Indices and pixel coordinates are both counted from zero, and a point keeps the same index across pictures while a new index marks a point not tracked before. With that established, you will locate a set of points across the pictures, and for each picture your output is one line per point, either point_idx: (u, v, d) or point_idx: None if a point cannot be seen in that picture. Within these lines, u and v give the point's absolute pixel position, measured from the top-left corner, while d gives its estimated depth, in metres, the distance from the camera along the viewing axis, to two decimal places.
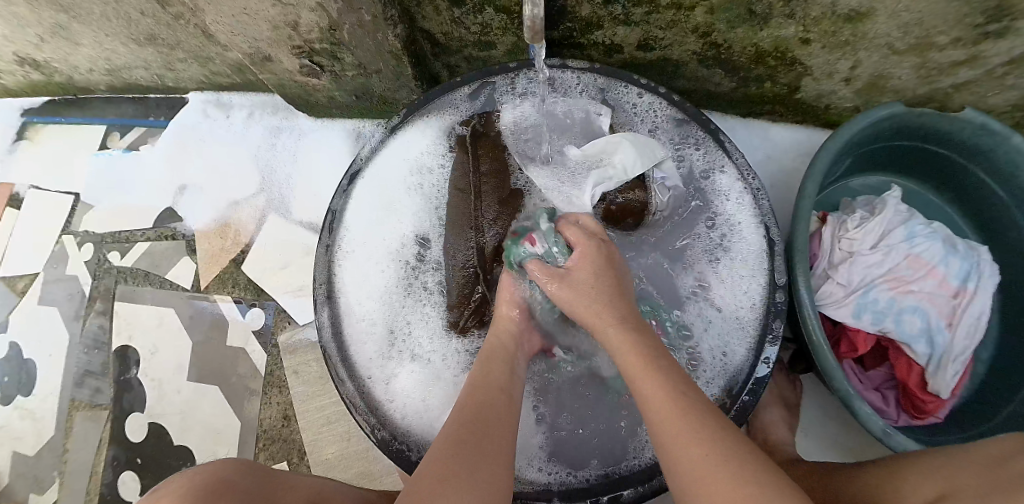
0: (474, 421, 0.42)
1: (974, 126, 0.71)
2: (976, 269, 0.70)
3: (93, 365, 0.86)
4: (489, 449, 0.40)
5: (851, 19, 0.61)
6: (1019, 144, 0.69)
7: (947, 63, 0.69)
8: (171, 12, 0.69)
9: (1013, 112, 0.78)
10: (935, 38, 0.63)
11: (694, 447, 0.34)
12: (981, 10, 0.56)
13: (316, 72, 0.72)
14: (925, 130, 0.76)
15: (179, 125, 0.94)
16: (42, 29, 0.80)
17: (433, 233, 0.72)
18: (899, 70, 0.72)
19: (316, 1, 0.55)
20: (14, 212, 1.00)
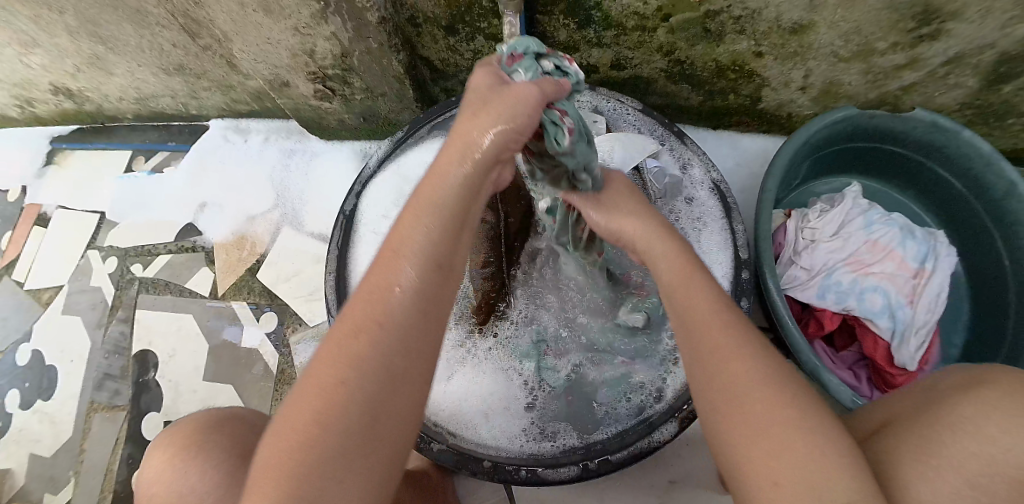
0: (343, 379, 0.30)
1: (926, 123, 0.82)
2: (933, 253, 0.77)
3: (113, 369, 0.92)
4: (369, 435, 0.30)
5: (796, 32, 0.72)
6: (967, 137, 0.80)
7: (891, 67, 0.81)
8: (200, 44, 0.79)
9: (962, 110, 0.90)
10: (875, 44, 0.74)
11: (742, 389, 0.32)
12: (911, 15, 0.68)
13: (328, 96, 0.81)
14: (881, 129, 0.88)
15: (201, 149, 1.03)
16: (81, 59, 0.90)
17: None
18: (848, 76, 0.83)
19: (330, 31, 0.64)
20: (41, 230, 1.07)
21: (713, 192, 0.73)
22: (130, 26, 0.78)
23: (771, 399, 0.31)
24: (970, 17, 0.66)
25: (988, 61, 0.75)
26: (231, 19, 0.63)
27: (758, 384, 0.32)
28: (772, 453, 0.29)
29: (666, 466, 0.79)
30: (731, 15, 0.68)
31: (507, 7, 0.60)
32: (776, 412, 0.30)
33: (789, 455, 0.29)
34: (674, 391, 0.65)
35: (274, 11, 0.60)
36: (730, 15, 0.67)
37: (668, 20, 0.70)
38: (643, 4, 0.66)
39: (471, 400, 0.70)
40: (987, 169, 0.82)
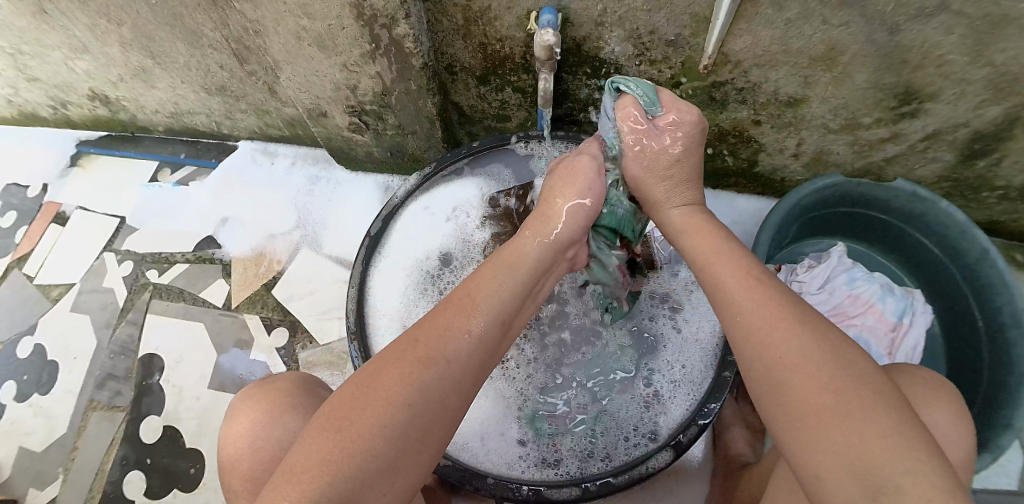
0: (399, 395, 0.34)
1: (907, 193, 0.94)
2: (909, 310, 0.91)
3: (117, 370, 0.93)
4: (409, 449, 0.33)
5: (791, 104, 0.84)
6: (944, 208, 0.91)
7: (875, 140, 0.90)
8: (246, 69, 0.86)
9: (941, 182, 1.01)
10: (861, 118, 0.85)
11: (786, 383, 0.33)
12: (894, 96, 0.78)
13: (361, 129, 0.88)
14: (867, 198, 1.00)
15: (228, 166, 1.08)
16: (127, 70, 0.96)
17: (458, 253, 0.83)
18: (837, 147, 0.93)
19: (375, 70, 0.73)
20: (57, 228, 1.10)
21: None
22: (183, 45, 0.85)
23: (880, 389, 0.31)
24: (946, 99, 0.76)
25: (963, 140, 0.85)
26: (285, 51, 0.73)
27: (805, 369, 0.33)
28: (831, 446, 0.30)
29: (656, 502, 0.82)
30: (734, 87, 0.81)
31: (542, 67, 0.68)
32: (823, 398, 0.32)
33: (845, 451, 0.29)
34: (668, 432, 0.69)
35: (329, 47, 0.70)
36: (733, 86, 0.80)
37: (678, 87, 0.82)
38: (657, 72, 0.79)
39: (473, 419, 0.72)
40: (962, 239, 0.93)
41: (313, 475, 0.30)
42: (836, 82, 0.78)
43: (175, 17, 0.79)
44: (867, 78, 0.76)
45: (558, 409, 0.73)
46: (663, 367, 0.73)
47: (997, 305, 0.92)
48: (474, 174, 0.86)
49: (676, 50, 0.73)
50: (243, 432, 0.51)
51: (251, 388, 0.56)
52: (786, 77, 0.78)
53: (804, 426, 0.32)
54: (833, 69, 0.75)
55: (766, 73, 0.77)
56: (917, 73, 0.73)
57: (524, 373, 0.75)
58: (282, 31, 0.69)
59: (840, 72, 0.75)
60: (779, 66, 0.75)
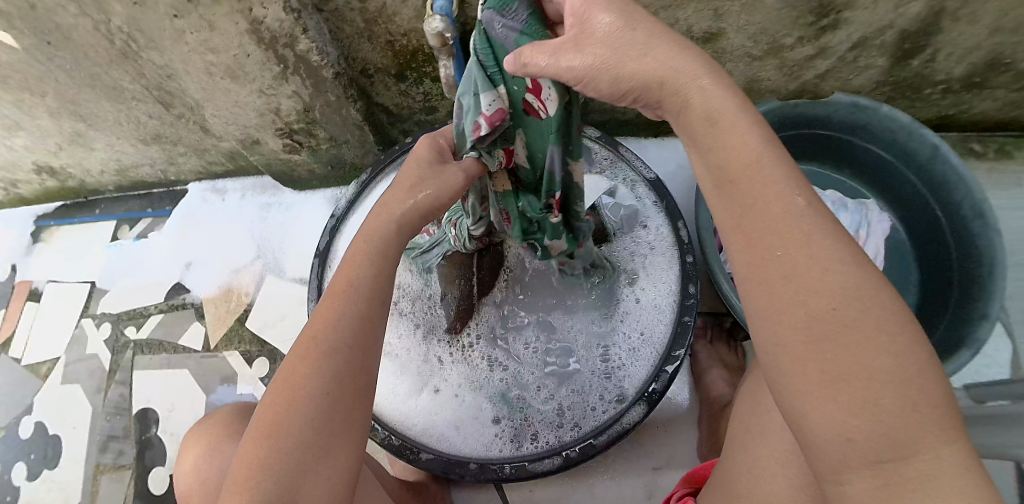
0: (299, 393, 0.38)
1: (846, 104, 0.94)
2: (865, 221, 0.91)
3: (116, 430, 0.95)
4: (336, 430, 0.38)
5: (709, 40, 0.85)
6: (885, 113, 0.92)
7: (802, 59, 0.91)
8: (174, 113, 0.87)
9: (879, 88, 1.02)
10: (783, 40, 0.86)
11: (828, 316, 0.26)
12: (810, 11, 0.79)
13: (296, 149, 0.89)
14: (809, 118, 1.00)
15: (182, 212, 1.09)
16: (63, 138, 0.97)
17: None
18: (767, 72, 0.95)
19: (292, 89, 0.74)
20: (33, 305, 1.11)
21: (660, 208, 0.79)
22: (109, 102, 0.86)
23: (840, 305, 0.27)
24: (862, 5, 0.78)
25: (890, 42, 0.86)
26: (202, 86, 0.73)
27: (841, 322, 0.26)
28: (863, 401, 0.25)
29: (649, 456, 0.83)
30: None
31: (442, 54, 0.67)
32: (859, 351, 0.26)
33: (879, 407, 0.25)
34: (634, 389, 0.71)
35: (241, 76, 0.71)
36: None
37: None
38: None
39: (449, 410, 0.74)
40: (908, 138, 0.94)
41: (257, 481, 0.35)
42: (749, 9, 0.78)
43: (93, 76, 0.79)
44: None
45: (525, 387, 0.75)
46: (622, 332, 0.76)
47: (956, 197, 0.92)
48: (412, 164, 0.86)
49: None
50: (190, 466, 0.55)
51: (199, 427, 0.58)
52: (695, 14, 0.78)
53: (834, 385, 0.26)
54: None
55: (675, 14, 0.78)
56: None
57: (491, 359, 0.77)
58: (193, 68, 0.70)
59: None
60: (686, 4, 0.76)
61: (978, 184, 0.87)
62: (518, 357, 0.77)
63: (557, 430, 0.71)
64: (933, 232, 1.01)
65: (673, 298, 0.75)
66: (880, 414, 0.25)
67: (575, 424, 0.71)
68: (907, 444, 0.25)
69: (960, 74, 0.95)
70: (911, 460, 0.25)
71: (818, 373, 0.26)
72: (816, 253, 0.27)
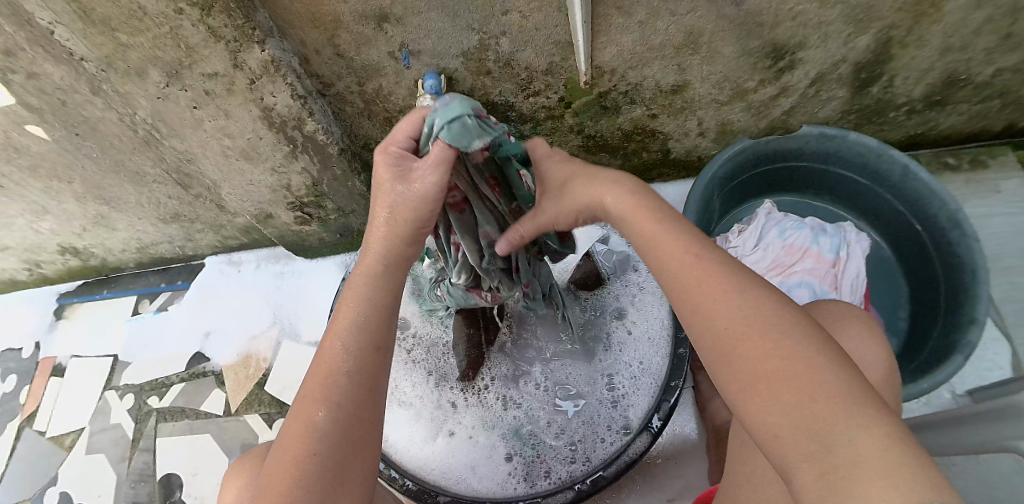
0: (305, 451, 0.39)
1: (818, 135, 1.01)
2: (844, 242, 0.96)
3: (141, 497, 0.98)
4: (336, 491, 0.39)
5: (676, 91, 0.91)
6: (854, 139, 0.99)
7: (767, 99, 0.98)
8: (192, 193, 0.94)
9: (844, 118, 1.09)
10: (746, 84, 0.93)
11: (735, 341, 0.38)
12: (767, 54, 0.86)
13: (307, 220, 0.96)
14: (782, 151, 1.07)
15: (199, 283, 1.15)
16: (87, 220, 1.04)
17: (411, 313, 0.89)
18: (736, 114, 1.01)
19: (301, 166, 0.81)
20: (58, 380, 1.16)
21: None
22: (131, 186, 0.93)
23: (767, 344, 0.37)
24: (814, 44, 0.85)
25: (846, 73, 0.94)
26: (219, 169, 0.80)
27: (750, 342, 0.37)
28: (789, 406, 0.34)
29: (662, 487, 0.86)
30: (617, 92, 0.89)
31: None
32: (771, 360, 0.36)
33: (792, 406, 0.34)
34: (638, 419, 0.75)
35: (255, 158, 0.78)
36: (617, 92, 0.88)
37: (571, 106, 0.90)
38: (547, 99, 0.87)
39: (464, 451, 0.77)
40: (879, 161, 1.00)
41: None
42: (709, 60, 0.85)
43: (118, 163, 0.87)
44: (733, 49, 0.84)
45: (535, 425, 0.78)
46: (621, 365, 0.80)
47: (933, 211, 0.98)
48: None
49: (555, 76, 0.81)
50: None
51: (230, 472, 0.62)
52: (661, 70, 0.86)
53: (759, 394, 0.36)
54: (699, 51, 0.83)
55: (642, 72, 0.85)
56: (778, 30, 0.81)
57: (501, 399, 0.81)
58: (211, 153, 0.77)
59: (707, 52, 0.83)
60: (651, 62, 0.83)
61: (952, 197, 0.92)
62: (527, 399, 0.80)
63: (568, 465, 0.74)
64: (913, 249, 1.07)
65: (666, 331, 0.81)
66: (801, 410, 0.34)
67: (585, 458, 0.74)
68: (832, 430, 0.32)
69: (920, 95, 1.02)
70: (842, 452, 0.31)
71: (747, 386, 0.37)
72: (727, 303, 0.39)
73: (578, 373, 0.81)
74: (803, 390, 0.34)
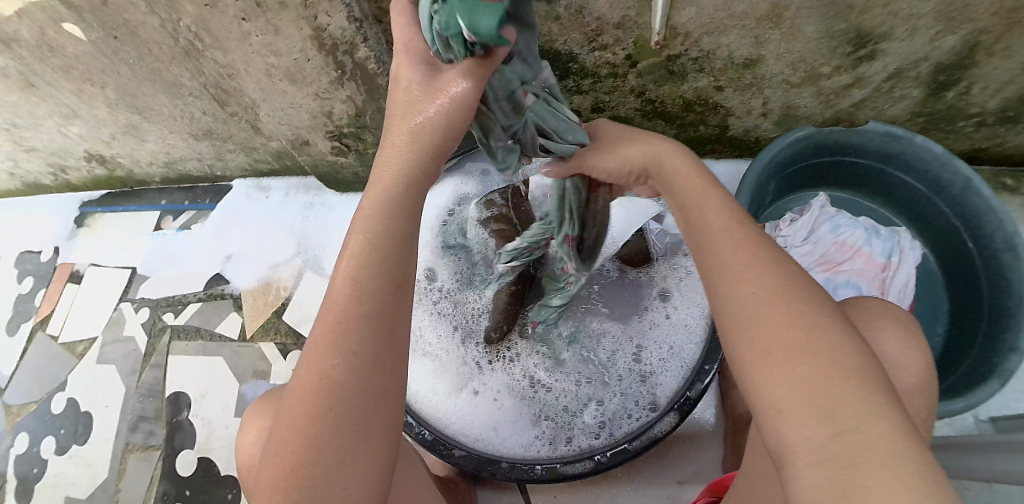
0: (320, 405, 0.34)
1: (882, 134, 0.94)
2: (898, 245, 0.90)
3: (147, 411, 0.97)
4: (363, 440, 0.35)
5: (748, 66, 0.83)
6: (920, 144, 0.92)
7: (838, 87, 0.90)
8: (228, 111, 0.91)
9: (914, 120, 1.02)
10: (820, 69, 0.84)
11: (765, 309, 0.36)
12: (847, 41, 0.78)
13: (343, 151, 0.92)
14: (844, 146, 0.99)
15: (225, 206, 1.12)
16: (117, 128, 1.01)
17: (439, 263, 0.87)
18: (802, 99, 0.93)
19: (346, 93, 0.78)
20: (74, 286, 1.15)
21: None
22: (166, 97, 0.90)
23: (793, 323, 0.35)
24: (900, 36, 0.77)
25: (925, 73, 0.86)
26: (260, 88, 0.77)
27: (772, 304, 0.36)
28: (812, 387, 0.32)
29: (675, 469, 0.84)
30: (689, 57, 0.80)
31: None
32: (805, 338, 0.34)
33: (811, 382, 0.32)
34: (666, 399, 0.72)
35: (299, 79, 0.74)
36: (688, 57, 0.79)
37: (635, 66, 0.82)
38: (612, 55, 0.79)
39: (486, 410, 0.75)
40: (943, 170, 0.93)
41: (287, 487, 0.33)
42: (788, 38, 0.77)
43: (154, 72, 0.83)
44: (817, 29, 0.75)
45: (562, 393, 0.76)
46: (653, 344, 0.77)
47: (988, 230, 0.92)
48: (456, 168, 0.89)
49: (626, 31, 0.74)
50: (252, 440, 0.56)
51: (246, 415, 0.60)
52: (737, 39, 0.77)
53: (784, 369, 0.33)
54: (780, 26, 0.74)
55: (718, 40, 0.77)
56: (864, 17, 0.72)
57: (526, 365, 0.78)
58: (253, 70, 0.73)
59: (788, 28, 0.75)
60: (728, 31, 0.75)
61: (1012, 219, 0.86)
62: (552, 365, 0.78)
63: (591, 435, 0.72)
64: (958, 266, 1.03)
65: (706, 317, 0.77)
66: (821, 389, 0.32)
67: (610, 431, 0.72)
68: (846, 419, 0.30)
69: (995, 107, 0.95)
70: (851, 439, 0.29)
71: (765, 365, 0.35)
72: (759, 280, 0.37)
73: (610, 347, 0.78)
74: (829, 374, 0.32)
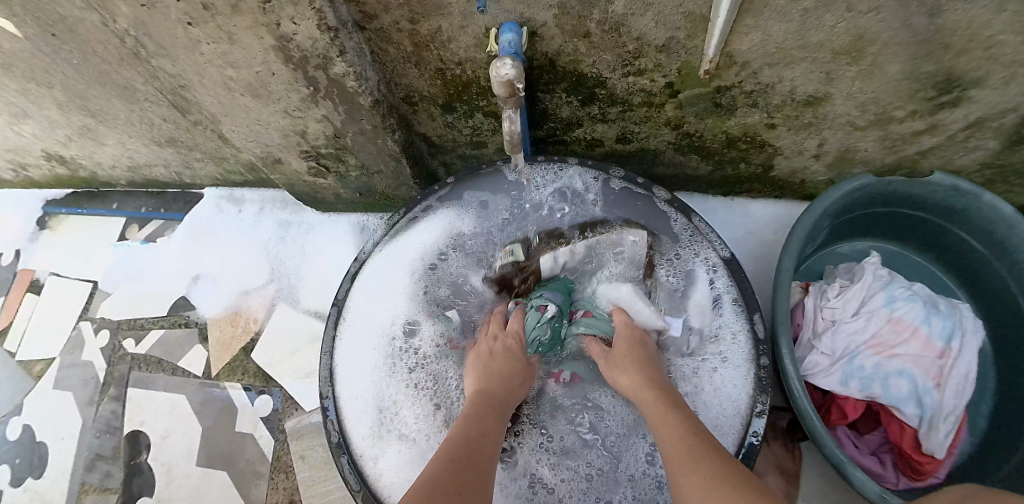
0: None
1: (946, 188, 0.75)
2: (959, 329, 0.73)
3: (104, 449, 0.88)
4: None
5: (811, 103, 0.68)
6: (991, 202, 0.73)
7: (908, 133, 0.73)
8: (191, 120, 0.78)
9: (982, 172, 0.81)
10: (893, 112, 0.69)
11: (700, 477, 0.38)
12: (931, 85, 0.62)
13: (322, 173, 0.80)
14: (899, 196, 0.81)
15: (194, 217, 1.01)
16: (72, 130, 0.88)
17: (423, 316, 0.76)
18: (865, 143, 0.77)
19: (321, 113, 0.65)
20: (33, 297, 1.05)
21: (737, 299, 0.67)
22: (119, 102, 0.77)
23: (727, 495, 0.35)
24: (993, 85, 0.60)
25: (1010, 125, 0.67)
26: (219, 102, 0.64)
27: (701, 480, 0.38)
28: None
29: None
30: (743, 90, 0.66)
31: (505, 105, 0.56)
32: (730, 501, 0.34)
33: None
34: None
35: (264, 95, 0.62)
36: (742, 90, 0.66)
37: (676, 97, 0.68)
38: (650, 82, 0.65)
39: None
40: (1014, 235, 0.74)
41: None
42: (864, 76, 0.62)
43: (102, 74, 0.70)
44: (900, 69, 0.60)
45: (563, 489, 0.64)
46: None
47: None
48: (455, 202, 0.79)
49: (670, 56, 0.60)
50: None
51: None
52: (804, 74, 0.63)
53: None
54: (859, 63, 0.60)
55: (781, 73, 0.62)
56: (960, 57, 0.56)
57: (519, 452, 0.67)
58: (209, 82, 0.60)
59: (868, 65, 0.60)
60: (796, 64, 0.60)
61: None
62: (554, 454, 0.66)
63: None
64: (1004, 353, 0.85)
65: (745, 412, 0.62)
66: None
67: None
68: None
69: None
70: None
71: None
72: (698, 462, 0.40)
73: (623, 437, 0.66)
74: None
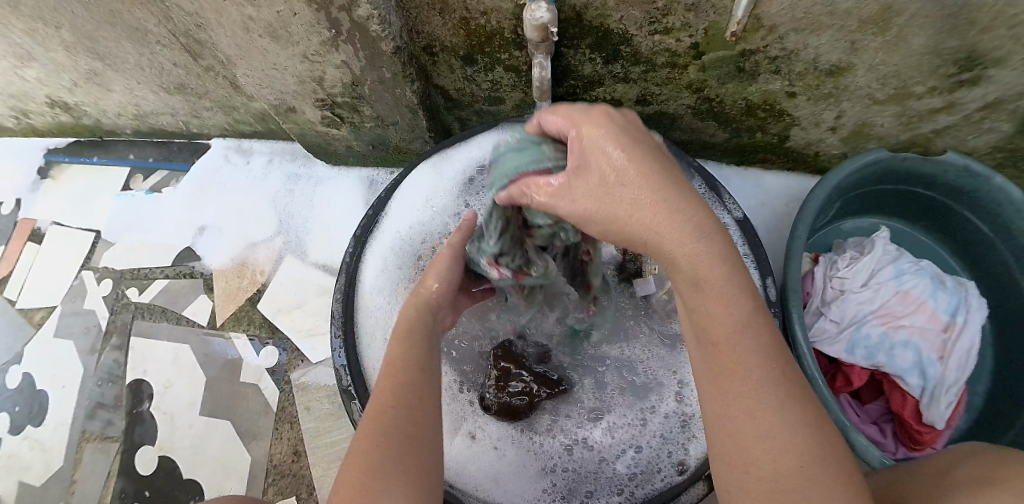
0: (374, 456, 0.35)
1: (956, 168, 0.75)
2: (964, 304, 0.73)
3: (106, 398, 0.88)
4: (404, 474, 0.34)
5: (833, 73, 0.68)
6: (999, 185, 0.73)
7: (925, 111, 0.73)
8: (202, 65, 0.76)
9: (993, 154, 0.80)
10: (912, 88, 0.69)
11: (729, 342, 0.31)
12: (953, 61, 0.62)
13: (336, 122, 0.79)
14: (908, 174, 0.81)
15: (201, 167, 0.99)
16: (78, 75, 0.86)
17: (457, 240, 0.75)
18: (882, 119, 0.77)
19: (340, 58, 0.64)
20: (34, 247, 1.03)
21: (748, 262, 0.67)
22: (130, 44, 0.75)
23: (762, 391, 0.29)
24: (1015, 64, 0.60)
25: None
26: (235, 44, 0.63)
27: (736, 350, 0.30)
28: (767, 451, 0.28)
29: None
30: (768, 55, 0.66)
31: (536, 50, 0.57)
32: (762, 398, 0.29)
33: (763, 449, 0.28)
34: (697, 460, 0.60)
35: (282, 38, 0.60)
36: (766, 55, 0.65)
37: (700, 59, 0.68)
38: (675, 42, 0.65)
39: (485, 457, 0.65)
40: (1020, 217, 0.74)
41: None
42: (888, 48, 0.62)
43: (113, 14, 0.68)
44: (924, 43, 0.60)
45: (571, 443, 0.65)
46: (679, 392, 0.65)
47: None
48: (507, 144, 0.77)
49: (698, 15, 0.59)
50: None
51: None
52: (829, 42, 0.62)
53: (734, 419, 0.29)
54: (885, 33, 0.59)
55: (807, 39, 0.62)
56: (985, 35, 0.56)
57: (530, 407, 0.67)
58: (226, 22, 0.58)
59: (893, 36, 0.60)
60: (823, 30, 0.60)
61: None
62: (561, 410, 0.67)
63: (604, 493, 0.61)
64: None
65: None
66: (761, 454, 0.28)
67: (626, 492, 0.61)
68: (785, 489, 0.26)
69: None
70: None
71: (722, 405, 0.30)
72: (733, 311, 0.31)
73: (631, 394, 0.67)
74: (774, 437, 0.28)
